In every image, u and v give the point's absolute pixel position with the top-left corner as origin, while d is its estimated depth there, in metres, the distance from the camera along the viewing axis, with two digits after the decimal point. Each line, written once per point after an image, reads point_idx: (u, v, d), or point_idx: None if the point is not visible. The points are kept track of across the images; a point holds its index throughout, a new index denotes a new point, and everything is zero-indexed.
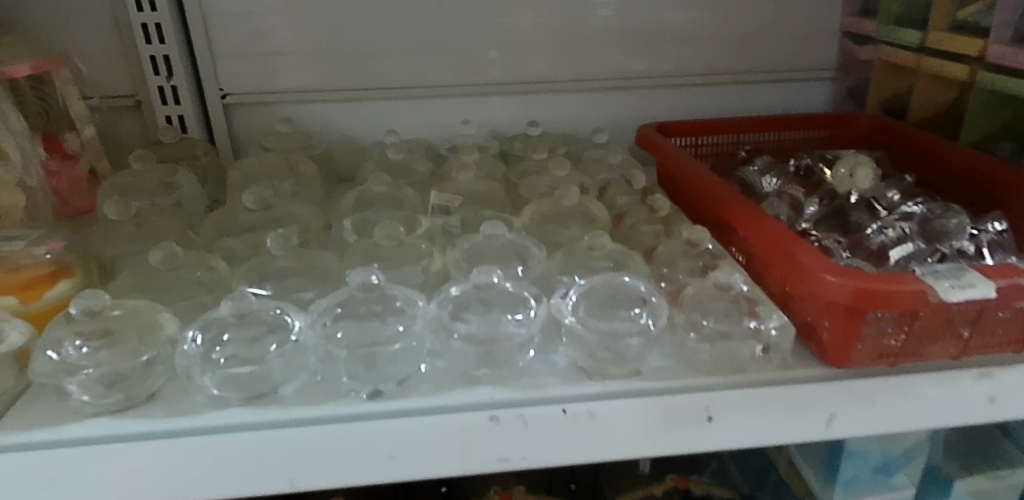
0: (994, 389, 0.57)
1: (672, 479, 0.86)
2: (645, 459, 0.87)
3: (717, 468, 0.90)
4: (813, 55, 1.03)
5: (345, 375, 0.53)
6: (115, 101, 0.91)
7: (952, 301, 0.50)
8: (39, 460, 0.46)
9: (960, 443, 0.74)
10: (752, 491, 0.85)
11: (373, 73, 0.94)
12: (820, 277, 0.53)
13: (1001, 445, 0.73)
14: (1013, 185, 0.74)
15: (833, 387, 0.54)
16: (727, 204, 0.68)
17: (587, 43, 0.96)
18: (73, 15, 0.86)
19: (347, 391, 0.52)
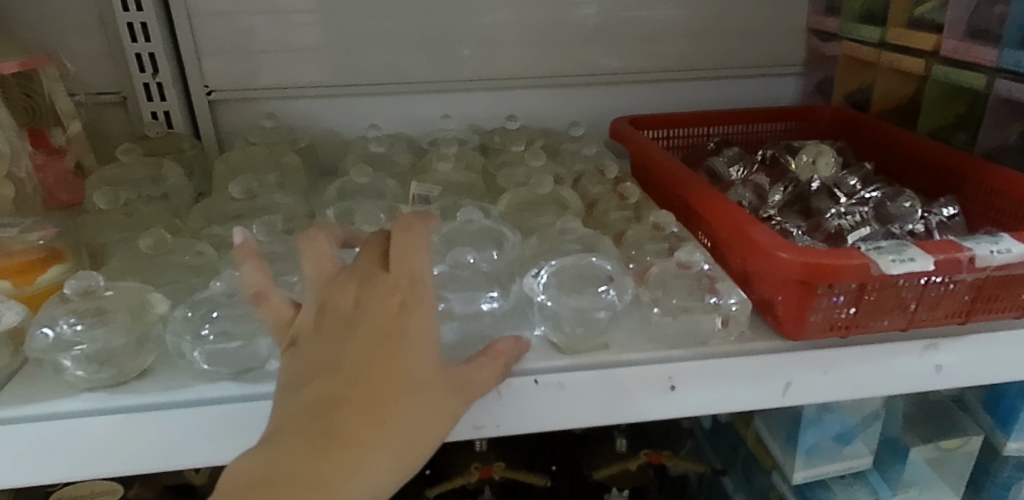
0: (939, 359, 0.62)
1: (646, 454, 0.90)
2: (621, 437, 0.90)
3: (692, 447, 0.95)
4: (781, 51, 1.06)
5: None
6: (102, 98, 0.93)
7: (893, 274, 0.54)
8: (39, 430, 0.49)
9: (920, 416, 0.78)
10: (725, 466, 0.93)
11: (356, 70, 0.97)
12: (773, 254, 0.56)
13: (958, 416, 0.76)
14: (964, 172, 0.78)
15: (787, 357, 0.58)
16: (693, 189, 0.71)
17: (563, 40, 1.00)
18: (59, 15, 0.88)
19: None
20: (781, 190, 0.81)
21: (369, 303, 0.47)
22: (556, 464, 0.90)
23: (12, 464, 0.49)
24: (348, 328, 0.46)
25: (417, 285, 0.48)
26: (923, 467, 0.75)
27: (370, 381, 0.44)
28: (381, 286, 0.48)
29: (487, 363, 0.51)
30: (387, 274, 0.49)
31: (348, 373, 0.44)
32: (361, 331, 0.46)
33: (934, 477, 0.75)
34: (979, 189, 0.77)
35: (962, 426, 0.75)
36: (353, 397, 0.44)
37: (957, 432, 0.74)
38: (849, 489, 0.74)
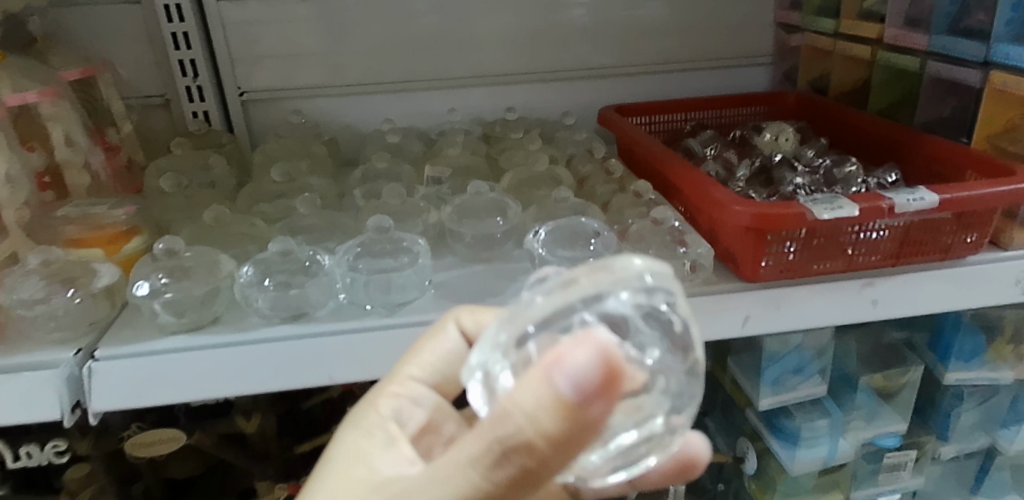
0: (875, 294, 0.74)
1: None
2: None
3: None
4: (752, 44, 1.18)
5: (367, 301, 0.68)
6: (149, 100, 1.06)
7: (825, 219, 0.66)
8: (139, 365, 0.61)
9: (871, 356, 0.91)
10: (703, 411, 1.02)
11: (370, 70, 1.09)
12: (729, 208, 0.69)
13: (904, 352, 0.90)
14: (905, 143, 0.90)
15: (744, 293, 0.71)
16: (666, 162, 0.84)
17: (555, 39, 1.12)
18: (111, 27, 1.01)
19: (371, 311, 0.67)
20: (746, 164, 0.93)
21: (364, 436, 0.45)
22: None
23: (116, 393, 0.61)
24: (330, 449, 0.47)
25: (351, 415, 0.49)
26: (870, 395, 0.88)
27: None
28: (372, 408, 0.48)
29: (509, 438, 0.33)
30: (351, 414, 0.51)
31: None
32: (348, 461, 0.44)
33: (878, 402, 0.89)
34: (916, 156, 0.89)
35: (903, 359, 0.88)
36: None
37: (898, 364, 0.88)
38: (810, 415, 0.85)
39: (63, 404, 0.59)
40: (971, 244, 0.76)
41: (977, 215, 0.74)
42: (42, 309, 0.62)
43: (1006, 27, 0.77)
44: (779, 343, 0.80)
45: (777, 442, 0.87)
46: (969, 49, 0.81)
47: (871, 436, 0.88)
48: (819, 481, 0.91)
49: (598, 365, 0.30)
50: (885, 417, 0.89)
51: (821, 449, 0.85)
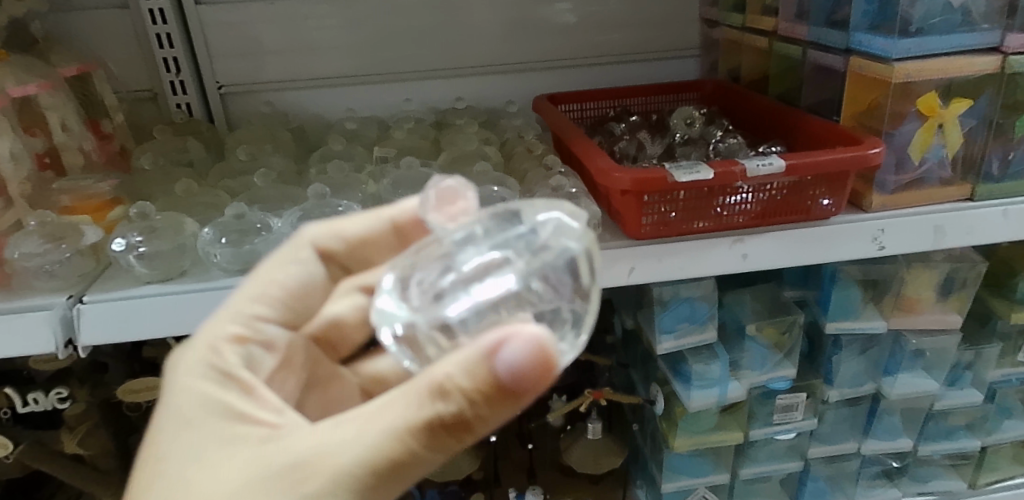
0: (745, 249, 0.87)
1: None
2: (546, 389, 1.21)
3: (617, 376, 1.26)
4: (680, 38, 1.31)
5: None
6: (138, 94, 1.20)
7: (683, 181, 0.80)
8: (118, 306, 0.75)
9: (760, 307, 1.07)
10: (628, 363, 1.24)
11: (332, 64, 1.23)
12: (611, 174, 0.82)
13: (789, 305, 1.06)
14: (791, 122, 1.04)
15: (629, 248, 0.85)
16: (572, 140, 0.97)
17: (498, 35, 1.25)
18: (103, 30, 1.15)
19: None
20: (655, 142, 1.07)
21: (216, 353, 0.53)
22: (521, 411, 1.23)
23: (99, 329, 0.75)
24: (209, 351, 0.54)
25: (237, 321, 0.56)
26: (759, 342, 1.05)
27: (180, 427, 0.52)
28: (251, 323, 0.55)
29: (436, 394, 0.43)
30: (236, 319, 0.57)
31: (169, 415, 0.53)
32: (209, 388, 0.51)
33: (768, 350, 1.06)
34: (800, 134, 1.02)
35: (786, 311, 1.05)
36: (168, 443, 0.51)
37: (782, 316, 1.04)
38: (703, 359, 1.02)
39: (57, 337, 0.73)
40: (830, 207, 0.89)
41: (832, 179, 0.87)
42: (40, 261, 0.76)
43: (863, 16, 0.91)
44: (672, 294, 0.96)
45: (678, 384, 1.04)
46: (837, 38, 0.94)
47: (764, 381, 1.05)
48: (719, 420, 1.10)
49: (535, 355, 0.41)
50: (773, 363, 1.06)
51: (714, 389, 1.02)
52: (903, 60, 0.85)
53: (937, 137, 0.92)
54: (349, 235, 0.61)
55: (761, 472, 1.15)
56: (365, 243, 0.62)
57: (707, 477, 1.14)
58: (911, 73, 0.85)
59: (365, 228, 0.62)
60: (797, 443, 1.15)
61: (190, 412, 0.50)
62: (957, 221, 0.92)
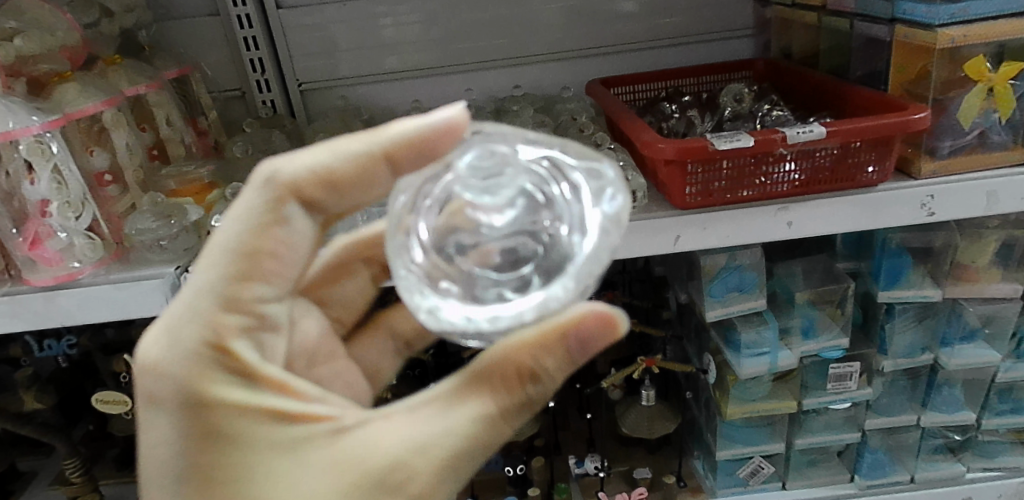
0: (790, 217, 0.90)
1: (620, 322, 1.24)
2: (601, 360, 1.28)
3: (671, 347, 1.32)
4: (733, 19, 1.34)
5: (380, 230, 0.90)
6: (228, 93, 1.33)
7: (725, 149, 0.85)
8: None
9: (811, 277, 1.11)
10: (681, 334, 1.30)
11: (400, 59, 1.32)
12: (655, 145, 0.88)
13: (840, 274, 1.10)
14: (839, 94, 1.06)
15: (676, 217, 0.90)
16: (620, 117, 1.04)
17: (555, 24, 1.32)
18: (198, 36, 1.28)
19: None
20: (703, 119, 1.11)
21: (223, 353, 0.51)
22: (581, 382, 1.30)
23: None
24: (196, 351, 0.51)
25: (212, 305, 0.51)
26: (809, 311, 1.09)
27: (207, 439, 0.51)
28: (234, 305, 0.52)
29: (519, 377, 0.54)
30: (211, 310, 0.51)
31: (186, 428, 0.51)
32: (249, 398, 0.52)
33: (818, 317, 1.10)
34: (847, 105, 1.05)
35: (837, 280, 1.09)
36: (203, 459, 0.51)
37: (832, 285, 1.08)
38: (752, 325, 1.07)
39: (168, 300, 0.82)
40: (876, 174, 0.91)
41: (877, 145, 0.90)
42: (153, 236, 0.87)
43: None
44: (719, 264, 1.02)
45: (729, 353, 1.08)
46: (882, 8, 0.96)
47: (817, 350, 1.08)
48: (772, 388, 1.13)
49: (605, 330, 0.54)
50: (825, 333, 1.09)
51: (764, 356, 1.06)
52: (947, 26, 0.86)
53: (988, 102, 0.93)
54: (336, 178, 0.53)
55: (817, 442, 1.17)
56: (351, 183, 0.53)
57: (763, 446, 1.17)
58: (956, 39, 0.86)
59: (353, 163, 0.53)
60: (854, 414, 1.17)
61: (239, 430, 0.52)
62: (1014, 187, 0.92)
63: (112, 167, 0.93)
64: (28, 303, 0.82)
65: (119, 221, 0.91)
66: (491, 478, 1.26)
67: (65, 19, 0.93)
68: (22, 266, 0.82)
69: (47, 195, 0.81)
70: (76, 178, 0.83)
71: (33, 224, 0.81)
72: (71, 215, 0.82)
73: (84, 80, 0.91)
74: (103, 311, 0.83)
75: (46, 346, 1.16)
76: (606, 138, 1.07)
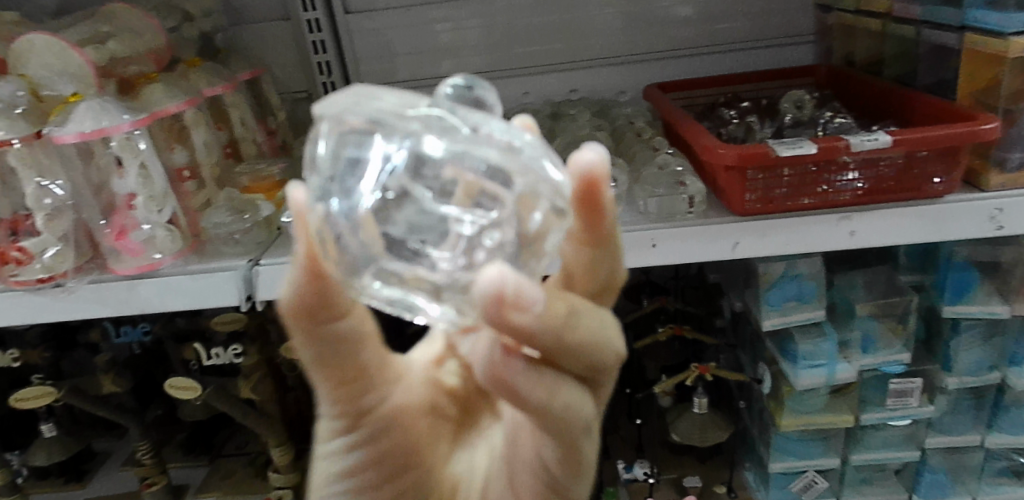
0: (853, 227, 0.89)
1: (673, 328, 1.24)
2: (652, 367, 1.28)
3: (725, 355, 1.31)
4: (795, 25, 1.33)
5: None
6: (297, 95, 1.38)
7: (786, 156, 0.85)
8: (283, 270, 0.87)
9: (872, 288, 1.09)
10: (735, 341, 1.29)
11: (460, 62, 1.35)
12: (715, 151, 0.88)
13: (903, 286, 1.08)
14: (903, 102, 1.05)
15: (735, 224, 0.90)
16: (679, 121, 1.04)
17: (614, 29, 1.33)
18: (269, 40, 1.34)
19: None
20: (764, 125, 1.11)
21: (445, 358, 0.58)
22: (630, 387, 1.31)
23: (270, 288, 0.87)
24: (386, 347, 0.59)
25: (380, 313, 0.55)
26: (872, 324, 1.07)
27: None
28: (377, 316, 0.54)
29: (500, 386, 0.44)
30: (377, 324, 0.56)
31: None
32: None
33: (879, 331, 1.07)
34: (912, 113, 1.03)
35: (899, 293, 1.07)
36: None
37: (895, 297, 1.06)
38: (809, 335, 1.05)
39: (240, 292, 0.86)
40: (944, 185, 0.90)
41: (945, 155, 0.88)
42: (228, 230, 0.91)
43: None
44: (778, 272, 1.02)
45: (785, 363, 1.08)
46: (951, 15, 0.95)
47: (875, 364, 1.07)
48: (828, 401, 1.12)
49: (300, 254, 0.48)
50: (886, 346, 1.07)
51: (821, 368, 1.05)
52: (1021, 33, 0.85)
53: None
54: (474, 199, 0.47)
55: (874, 458, 1.15)
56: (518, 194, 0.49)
57: (817, 459, 1.15)
58: None
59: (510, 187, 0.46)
60: (913, 432, 1.15)
61: None
62: None
63: (190, 163, 0.97)
64: (112, 290, 0.86)
65: (196, 215, 0.95)
66: None
67: (151, 22, 0.98)
68: (108, 256, 0.87)
69: (135, 189, 0.86)
70: (161, 173, 0.89)
71: (121, 216, 0.87)
72: (155, 208, 0.87)
73: (168, 80, 0.96)
74: (180, 300, 0.87)
75: (123, 332, 1.22)
76: (664, 142, 1.08)
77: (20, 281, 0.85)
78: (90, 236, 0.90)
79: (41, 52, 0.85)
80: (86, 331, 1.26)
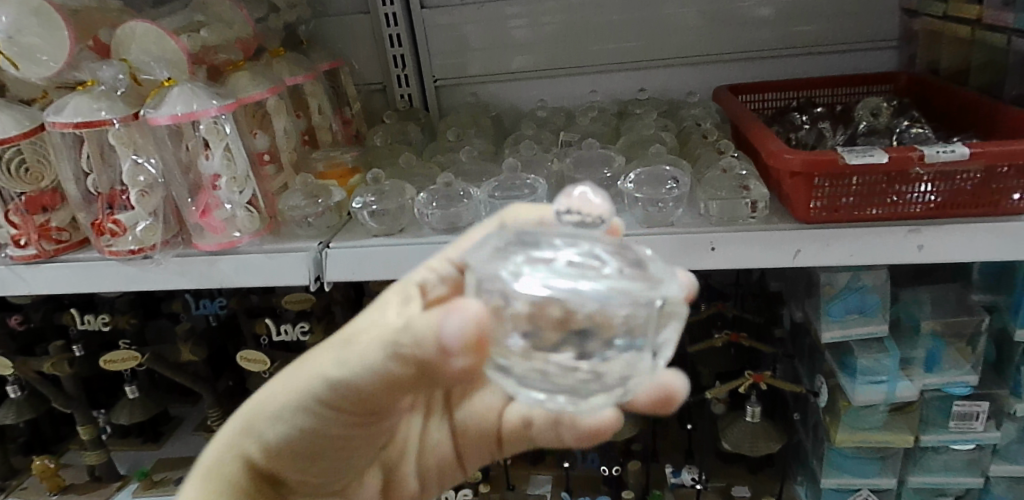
0: (922, 240, 0.87)
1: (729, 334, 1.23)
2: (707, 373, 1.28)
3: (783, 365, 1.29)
4: (878, 30, 1.28)
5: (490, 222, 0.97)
6: (372, 87, 1.42)
7: (855, 164, 0.84)
8: (349, 253, 0.91)
9: (942, 305, 1.06)
10: (793, 351, 1.27)
11: (530, 59, 1.38)
12: (782, 156, 0.88)
13: (975, 305, 1.05)
14: (986, 113, 1.01)
15: (798, 231, 0.89)
16: (747, 125, 1.04)
17: (686, 29, 1.32)
18: (349, 32, 1.39)
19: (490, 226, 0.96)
20: (835, 132, 1.09)
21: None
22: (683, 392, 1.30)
23: (337, 270, 0.92)
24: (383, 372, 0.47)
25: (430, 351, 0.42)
26: (936, 343, 1.05)
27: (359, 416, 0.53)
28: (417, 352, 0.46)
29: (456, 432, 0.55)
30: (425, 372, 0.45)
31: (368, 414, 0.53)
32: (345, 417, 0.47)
33: (947, 350, 1.05)
34: (994, 125, 0.99)
35: (970, 313, 1.03)
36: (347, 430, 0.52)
37: (965, 316, 1.03)
38: (870, 349, 1.03)
39: (310, 273, 0.90)
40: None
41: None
42: (302, 213, 0.97)
43: None
44: (840, 284, 1.00)
45: (844, 377, 1.06)
46: None
47: (940, 384, 1.04)
48: (888, 419, 1.09)
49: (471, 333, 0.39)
50: (952, 367, 1.04)
51: (882, 383, 1.03)
52: None
53: None
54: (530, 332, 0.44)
55: (932, 482, 1.12)
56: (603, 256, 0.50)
57: (873, 477, 1.12)
58: None
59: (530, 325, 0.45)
60: (978, 458, 1.11)
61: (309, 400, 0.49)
62: None
63: (271, 147, 1.03)
64: (195, 265, 0.92)
65: (273, 197, 1.00)
66: (586, 475, 1.28)
67: (242, 14, 1.04)
68: (192, 232, 0.94)
69: (219, 170, 0.91)
70: (243, 155, 0.93)
71: (206, 195, 0.93)
72: (236, 189, 0.92)
73: (255, 69, 1.02)
74: (254, 277, 0.92)
75: (203, 304, 1.30)
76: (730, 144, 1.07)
77: (113, 251, 0.93)
78: (177, 213, 0.97)
79: (141, 38, 0.92)
80: (171, 301, 1.36)
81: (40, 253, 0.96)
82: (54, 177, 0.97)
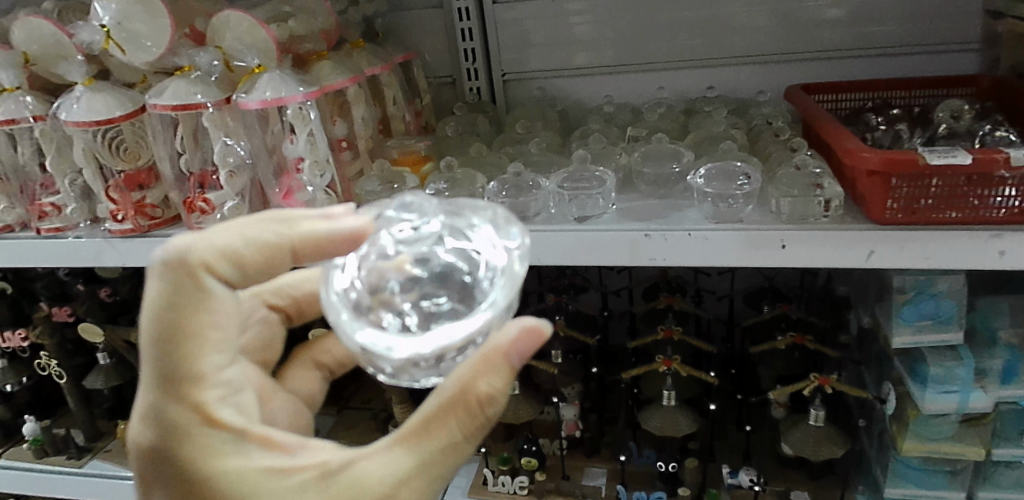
0: (1004, 246, 0.84)
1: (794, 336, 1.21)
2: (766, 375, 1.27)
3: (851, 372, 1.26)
4: (960, 31, 1.25)
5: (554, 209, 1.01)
6: (441, 80, 1.46)
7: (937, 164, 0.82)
8: None
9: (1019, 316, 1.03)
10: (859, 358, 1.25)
11: (598, 55, 1.38)
12: (859, 154, 0.87)
13: None
14: None
15: (875, 231, 0.87)
16: (822, 124, 1.02)
17: (758, 28, 1.31)
18: (421, 26, 1.42)
19: (556, 213, 1.01)
20: (913, 133, 1.06)
21: (138, 458, 0.58)
22: (741, 393, 1.30)
23: None
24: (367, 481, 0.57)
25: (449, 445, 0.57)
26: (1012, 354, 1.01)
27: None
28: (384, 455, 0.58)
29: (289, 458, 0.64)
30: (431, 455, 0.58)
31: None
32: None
33: None
34: None
35: None
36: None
37: None
38: (942, 356, 1.01)
39: None
40: None
41: None
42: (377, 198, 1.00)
43: None
44: (914, 288, 0.98)
45: (913, 385, 1.03)
46: None
47: (1015, 397, 1.01)
48: (958, 430, 1.06)
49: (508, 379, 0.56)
50: None
51: (954, 392, 1.00)
52: None
53: None
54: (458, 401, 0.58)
55: None
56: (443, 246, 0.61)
57: (938, 488, 1.10)
58: None
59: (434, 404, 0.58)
60: None
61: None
62: None
63: (349, 135, 1.07)
64: None
65: (349, 182, 1.04)
66: (640, 471, 1.29)
67: (326, 6, 1.08)
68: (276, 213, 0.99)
69: (303, 154, 0.95)
70: (325, 141, 0.97)
71: (289, 178, 0.97)
72: (318, 173, 0.96)
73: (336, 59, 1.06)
74: None
75: None
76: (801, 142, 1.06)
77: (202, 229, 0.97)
78: (261, 194, 1.03)
79: (235, 27, 0.96)
80: None
81: (135, 228, 1.01)
82: (150, 157, 1.03)
